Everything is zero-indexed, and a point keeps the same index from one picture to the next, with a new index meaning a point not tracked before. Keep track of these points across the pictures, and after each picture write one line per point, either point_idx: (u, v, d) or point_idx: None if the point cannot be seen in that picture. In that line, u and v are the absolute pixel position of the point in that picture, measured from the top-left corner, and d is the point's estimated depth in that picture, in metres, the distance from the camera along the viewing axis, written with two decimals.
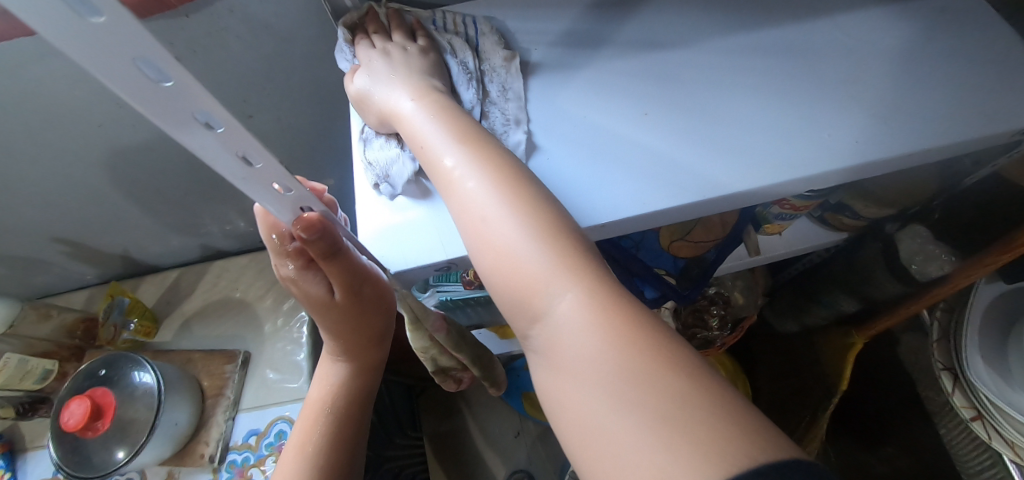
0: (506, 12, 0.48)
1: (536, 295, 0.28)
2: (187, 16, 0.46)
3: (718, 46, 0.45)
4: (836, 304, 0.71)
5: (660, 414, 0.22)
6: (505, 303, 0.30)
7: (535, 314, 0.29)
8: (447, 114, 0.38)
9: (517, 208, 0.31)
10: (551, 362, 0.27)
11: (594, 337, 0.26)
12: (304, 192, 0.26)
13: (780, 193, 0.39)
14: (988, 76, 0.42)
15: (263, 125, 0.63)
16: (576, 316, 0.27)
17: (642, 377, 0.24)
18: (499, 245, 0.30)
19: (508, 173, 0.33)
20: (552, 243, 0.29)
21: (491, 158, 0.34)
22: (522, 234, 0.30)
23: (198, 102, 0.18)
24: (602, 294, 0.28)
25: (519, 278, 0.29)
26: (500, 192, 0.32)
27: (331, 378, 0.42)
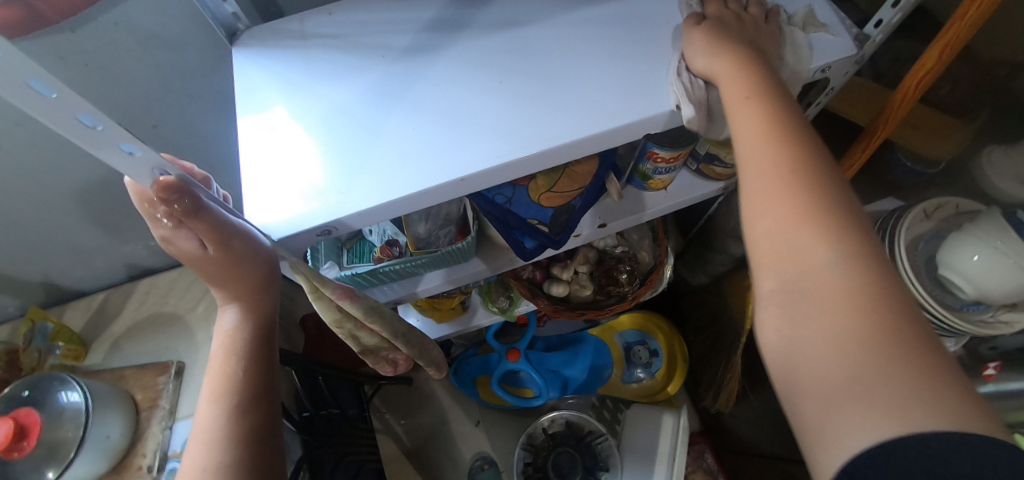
0: (379, 5, 0.53)
1: (803, 248, 0.30)
2: (74, 31, 0.49)
3: (571, 19, 0.51)
4: (727, 249, 0.78)
5: (894, 369, 0.25)
6: (767, 249, 0.32)
7: (797, 267, 0.31)
8: (748, 77, 0.40)
9: (804, 180, 0.32)
10: (797, 315, 0.29)
11: (853, 294, 0.28)
12: (154, 155, 0.29)
13: (621, 140, 0.46)
14: (790, 28, 0.50)
15: (172, 134, 0.66)
16: (839, 272, 0.29)
17: (869, 338, 0.26)
18: (782, 195, 0.33)
19: (782, 120, 0.36)
20: (787, 196, 0.32)
21: (791, 134, 0.35)
22: (789, 207, 0.32)
23: (27, 70, 0.21)
24: (869, 256, 0.29)
25: (793, 233, 0.31)
26: (788, 159, 0.34)
27: (224, 327, 0.43)
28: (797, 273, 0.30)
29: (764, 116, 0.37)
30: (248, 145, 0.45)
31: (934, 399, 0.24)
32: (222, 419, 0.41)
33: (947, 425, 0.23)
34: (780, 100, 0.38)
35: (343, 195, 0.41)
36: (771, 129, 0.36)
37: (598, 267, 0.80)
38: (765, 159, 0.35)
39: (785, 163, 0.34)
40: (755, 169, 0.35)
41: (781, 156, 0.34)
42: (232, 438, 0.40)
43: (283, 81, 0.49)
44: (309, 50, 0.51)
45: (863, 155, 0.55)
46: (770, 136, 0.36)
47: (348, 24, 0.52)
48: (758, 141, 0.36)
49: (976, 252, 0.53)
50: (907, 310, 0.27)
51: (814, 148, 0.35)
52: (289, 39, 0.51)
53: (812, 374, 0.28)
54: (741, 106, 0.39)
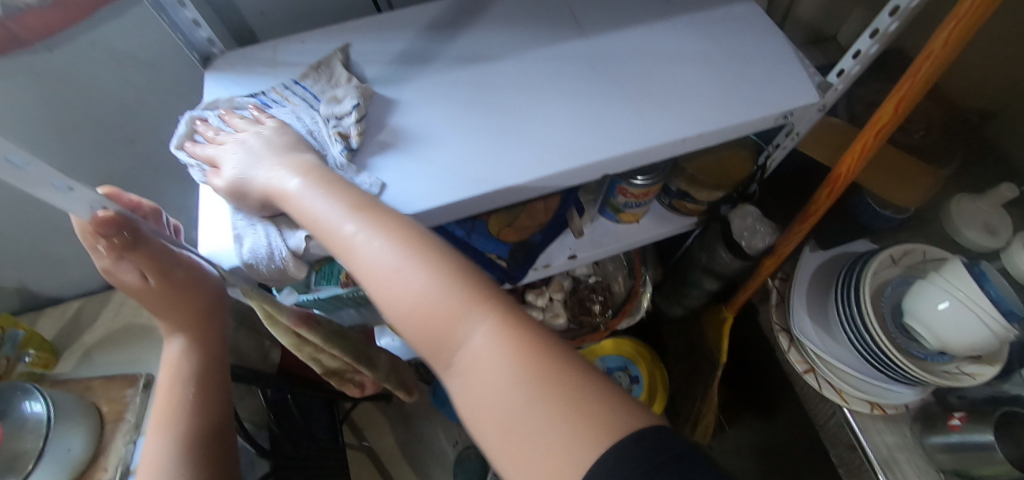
0: (350, 36, 0.54)
1: (444, 333, 0.31)
2: (49, 52, 0.50)
3: (536, 56, 0.51)
4: (701, 283, 0.78)
5: (567, 420, 0.26)
6: (418, 343, 0.31)
7: (448, 350, 0.31)
8: (327, 183, 0.39)
9: (429, 260, 0.33)
10: (470, 385, 0.29)
11: (502, 360, 0.29)
12: (90, 192, 0.29)
13: (578, 179, 0.46)
14: (754, 74, 0.51)
15: (149, 150, 0.66)
16: (489, 344, 0.30)
17: (543, 388, 0.28)
18: (398, 288, 0.32)
19: (370, 204, 0.36)
20: (421, 266, 0.32)
21: (386, 210, 0.36)
22: (422, 283, 0.32)
23: None
24: (505, 312, 0.31)
25: (432, 324, 0.31)
26: (399, 241, 0.34)
27: (172, 353, 0.40)
28: (453, 366, 0.30)
29: (356, 195, 0.37)
30: (207, 170, 0.45)
31: (609, 417, 0.26)
32: (172, 447, 0.38)
33: (618, 434, 0.26)
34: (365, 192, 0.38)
35: (296, 226, 0.41)
36: (380, 213, 0.36)
37: (572, 296, 0.79)
38: (375, 259, 0.33)
39: (402, 250, 0.33)
40: (366, 252, 0.34)
41: (386, 239, 0.34)
42: (181, 469, 0.37)
43: (249, 108, 0.49)
44: (277, 77, 0.51)
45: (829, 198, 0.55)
46: (365, 226, 0.35)
47: (318, 53, 0.53)
48: (352, 236, 0.35)
49: (941, 300, 0.53)
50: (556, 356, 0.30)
51: (412, 226, 0.35)
52: (260, 66, 0.52)
53: (497, 443, 0.28)
54: (331, 189, 0.38)
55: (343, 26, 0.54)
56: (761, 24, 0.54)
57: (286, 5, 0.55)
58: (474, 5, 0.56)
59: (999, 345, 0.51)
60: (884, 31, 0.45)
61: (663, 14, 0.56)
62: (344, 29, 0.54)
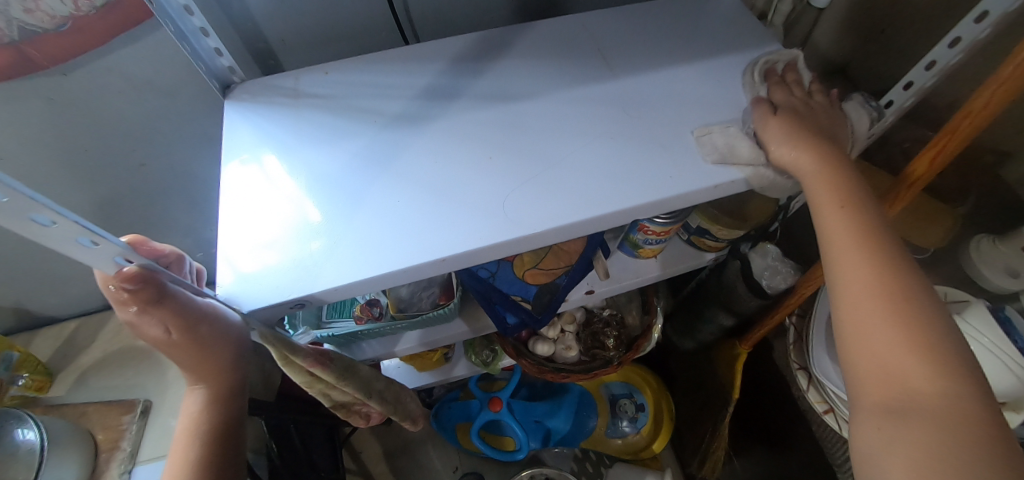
0: (376, 68, 0.53)
1: (903, 368, 0.32)
2: (64, 75, 0.49)
3: (563, 96, 0.51)
4: (716, 319, 0.77)
5: None
6: (860, 373, 0.34)
7: (884, 387, 0.33)
8: (834, 182, 0.41)
9: (906, 313, 0.34)
10: (883, 429, 0.31)
11: (939, 430, 0.29)
12: (117, 244, 0.28)
13: (607, 224, 0.45)
14: None
15: (158, 174, 0.65)
16: (933, 401, 0.30)
17: (971, 464, 0.27)
18: (875, 325, 0.34)
19: (876, 243, 0.37)
20: (885, 314, 0.34)
21: (891, 253, 0.37)
22: (889, 329, 0.34)
23: None
24: (964, 394, 0.30)
25: (891, 354, 0.33)
26: (868, 289, 0.36)
27: (190, 410, 0.37)
28: (895, 396, 0.32)
29: (857, 230, 0.38)
30: (229, 206, 0.45)
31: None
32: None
33: None
34: (875, 233, 0.38)
35: (318, 269, 0.40)
36: (876, 257, 0.37)
37: (585, 329, 0.79)
38: (857, 284, 0.36)
39: (877, 285, 0.35)
40: (852, 281, 0.37)
41: (875, 276, 0.36)
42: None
43: (271, 141, 0.48)
44: (300, 110, 0.50)
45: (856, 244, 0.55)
46: (858, 261, 0.37)
47: (340, 84, 0.52)
48: (858, 261, 0.37)
49: (965, 346, 0.53)
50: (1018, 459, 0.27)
51: (914, 282, 0.35)
52: (282, 96, 0.51)
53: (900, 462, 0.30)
54: (832, 213, 0.40)
55: (368, 57, 0.54)
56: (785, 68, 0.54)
57: (309, 34, 0.54)
58: (499, 40, 0.55)
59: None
60: (919, 82, 0.45)
61: (688, 53, 0.56)
62: (369, 61, 0.54)
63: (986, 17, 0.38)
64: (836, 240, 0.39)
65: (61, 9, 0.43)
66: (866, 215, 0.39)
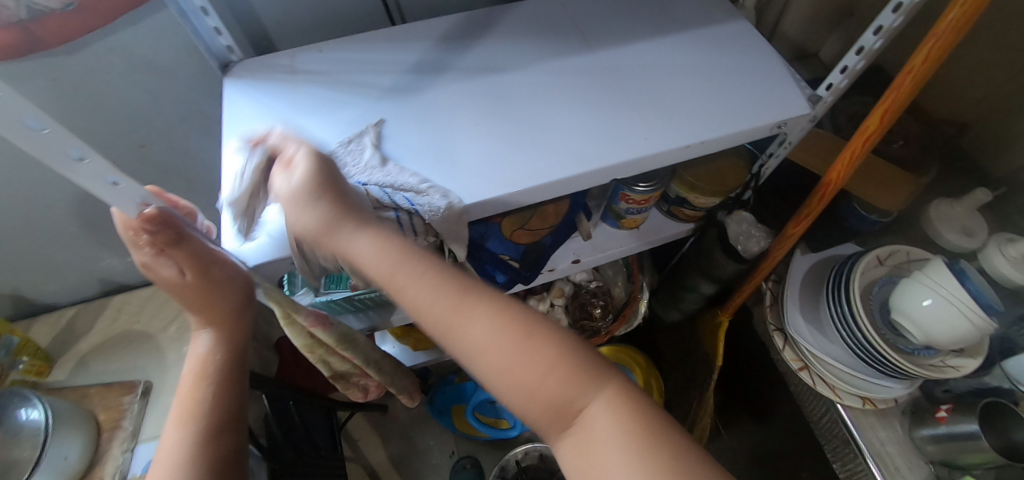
0: (368, 46, 0.56)
1: (558, 396, 0.33)
2: (69, 55, 0.51)
3: (545, 68, 0.54)
4: (698, 287, 0.81)
5: None
6: (535, 413, 0.33)
7: (565, 416, 0.33)
8: (413, 259, 0.37)
9: (539, 335, 0.34)
10: (583, 449, 0.32)
11: (618, 431, 0.31)
12: (135, 186, 0.31)
13: (588, 183, 0.49)
14: (747, 86, 0.55)
15: (157, 156, 0.67)
16: (603, 414, 0.32)
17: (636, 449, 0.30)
18: (524, 360, 0.33)
19: (469, 292, 0.36)
20: (536, 346, 0.34)
21: (486, 295, 0.36)
22: (542, 358, 0.33)
23: (20, 108, 0.23)
24: (620, 387, 0.34)
25: (544, 389, 0.33)
26: (511, 325, 0.34)
27: (198, 351, 0.40)
28: (570, 420, 0.33)
29: (449, 290, 0.36)
30: (230, 172, 0.47)
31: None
32: (194, 443, 0.37)
33: None
34: (457, 279, 0.37)
35: None
36: (467, 300, 0.36)
37: (574, 301, 0.81)
38: (484, 339, 0.34)
39: (508, 330, 0.34)
40: (475, 333, 0.34)
41: (501, 323, 0.35)
42: (201, 460, 0.36)
43: (270, 113, 0.51)
44: (296, 84, 0.53)
45: (821, 203, 0.58)
46: (467, 312, 0.35)
47: (334, 60, 0.55)
48: (465, 319, 0.35)
49: (925, 297, 0.56)
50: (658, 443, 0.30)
51: (524, 309, 0.36)
52: (279, 73, 0.54)
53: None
54: (400, 281, 0.37)
55: (360, 36, 0.57)
56: (753, 41, 0.59)
57: (303, 15, 0.57)
58: (485, 19, 0.59)
59: (979, 337, 0.55)
60: (869, 47, 0.49)
61: (662, 29, 0.60)
62: (361, 39, 0.57)
63: None
64: (430, 306, 0.36)
65: None
66: (442, 274, 0.37)
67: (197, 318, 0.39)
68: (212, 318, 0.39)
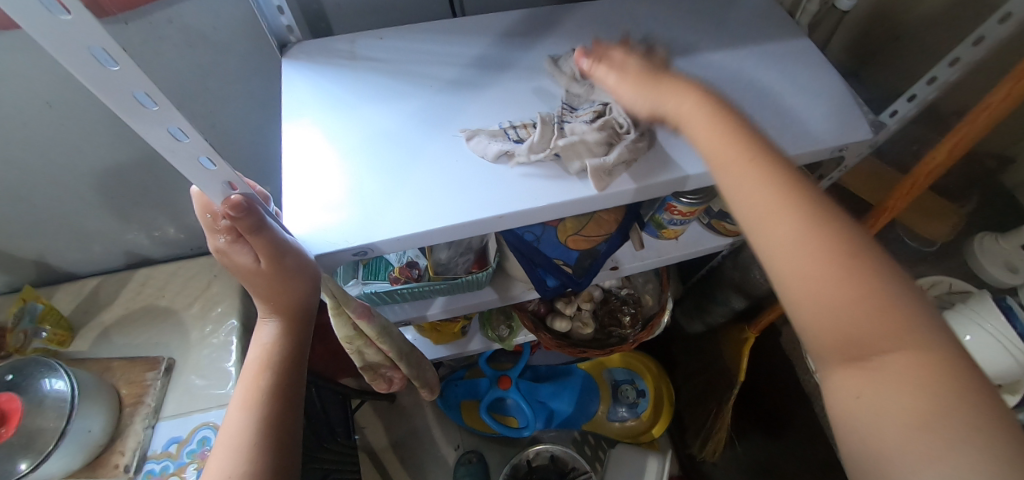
0: (428, 37, 0.55)
1: (864, 328, 0.29)
2: (127, 24, 0.50)
3: (609, 73, 0.54)
4: (728, 301, 0.81)
5: (953, 439, 0.25)
6: (823, 338, 0.31)
7: (865, 351, 0.30)
8: (758, 162, 0.36)
9: (850, 270, 0.30)
10: (863, 386, 0.29)
11: (918, 382, 0.27)
12: (227, 169, 0.30)
13: (650, 193, 0.48)
14: (810, 106, 0.54)
15: (199, 132, 0.65)
16: (910, 364, 0.28)
17: (939, 403, 0.26)
18: (829, 282, 0.31)
19: (802, 205, 0.33)
20: (852, 271, 0.30)
21: (813, 204, 0.33)
22: (853, 286, 0.30)
23: (137, 84, 0.22)
24: (940, 343, 0.28)
25: (840, 313, 0.30)
26: (824, 241, 0.32)
27: (263, 340, 0.40)
28: (867, 357, 0.29)
29: (784, 200, 0.33)
30: (291, 156, 0.46)
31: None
32: (255, 429, 0.38)
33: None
34: (805, 197, 0.34)
35: (381, 222, 0.42)
36: (815, 225, 0.32)
37: (603, 306, 0.82)
38: (792, 239, 0.32)
39: (819, 241, 0.32)
40: (786, 236, 0.33)
41: (810, 235, 0.32)
42: (257, 449, 0.37)
43: (329, 98, 0.50)
44: (356, 70, 0.52)
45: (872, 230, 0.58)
46: (788, 212, 0.33)
47: (394, 48, 0.54)
48: (777, 217, 0.33)
49: (967, 332, 0.56)
50: (977, 407, 0.26)
51: (845, 235, 0.32)
52: (339, 58, 0.53)
53: (888, 444, 0.27)
54: (736, 169, 0.36)
55: (421, 26, 0.56)
56: (816, 60, 0.58)
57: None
58: (547, 17, 0.58)
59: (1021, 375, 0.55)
60: (942, 78, 0.49)
61: (724, 41, 0.59)
62: (422, 29, 0.56)
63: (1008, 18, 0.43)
64: (757, 198, 0.35)
65: None
66: (779, 179, 0.35)
67: (265, 308, 0.39)
68: (280, 308, 0.38)
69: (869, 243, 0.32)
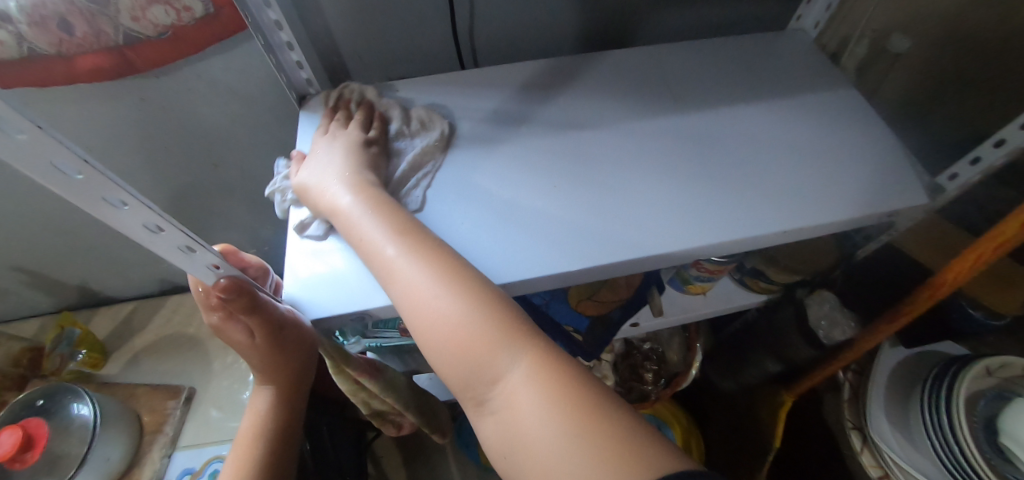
0: (444, 90, 0.54)
1: (485, 352, 0.32)
2: (157, 78, 0.52)
3: (635, 129, 0.50)
4: (763, 363, 0.75)
5: (564, 420, 0.29)
6: (454, 378, 0.33)
7: (489, 380, 0.32)
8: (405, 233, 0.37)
9: (449, 293, 0.34)
10: (506, 422, 0.31)
11: (535, 394, 0.30)
12: (209, 253, 0.29)
13: (672, 263, 0.44)
14: (860, 166, 0.49)
15: (227, 174, 0.67)
16: (526, 377, 0.31)
17: (565, 415, 0.29)
18: (465, 335, 0.32)
19: (455, 275, 0.35)
20: (468, 301, 0.33)
21: (468, 286, 0.34)
22: (454, 318, 0.33)
23: (105, 188, 0.22)
24: (547, 356, 0.32)
25: (474, 367, 0.32)
26: (452, 297, 0.34)
27: (257, 409, 0.38)
28: (490, 399, 0.32)
29: (437, 284, 0.34)
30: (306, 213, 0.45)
31: (657, 457, 0.27)
32: None
33: (617, 438, 0.28)
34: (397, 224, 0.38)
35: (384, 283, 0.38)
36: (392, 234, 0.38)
37: (623, 360, 0.78)
38: (471, 350, 0.32)
39: (539, 364, 0.31)
40: (412, 283, 0.35)
41: (450, 299, 0.33)
42: None
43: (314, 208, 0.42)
44: (371, 125, 0.52)
45: (926, 303, 0.51)
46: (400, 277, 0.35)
47: (411, 101, 0.54)
48: (409, 293, 0.34)
49: None
50: (580, 385, 0.30)
51: (584, 385, 0.30)
52: (355, 111, 0.53)
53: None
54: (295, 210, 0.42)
55: (440, 78, 0.55)
56: (865, 114, 0.52)
57: (386, 51, 0.56)
58: (567, 67, 0.56)
59: None
60: (1012, 140, 0.43)
61: (761, 93, 0.54)
62: (440, 82, 0.55)
63: None
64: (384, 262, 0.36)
65: (165, 18, 0.45)
66: (440, 256, 0.36)
67: (262, 377, 0.37)
68: (275, 378, 0.37)
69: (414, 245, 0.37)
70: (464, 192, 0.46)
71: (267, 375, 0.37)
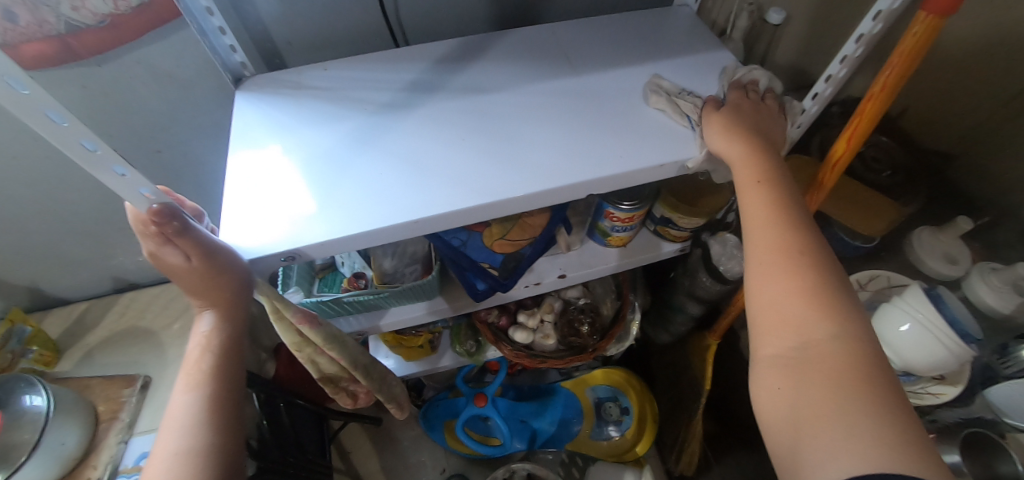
0: (369, 66, 0.60)
1: (800, 308, 0.34)
2: (99, 66, 0.56)
3: (535, 90, 0.58)
4: (685, 308, 0.82)
5: (843, 390, 0.29)
6: (763, 319, 0.35)
7: (786, 332, 0.33)
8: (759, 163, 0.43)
9: (795, 246, 0.36)
10: (783, 370, 0.32)
11: (835, 360, 0.31)
12: (142, 179, 0.34)
13: (566, 197, 0.50)
14: (726, 111, 0.57)
15: (173, 161, 0.72)
16: (833, 345, 0.32)
17: (848, 382, 0.29)
18: (777, 277, 0.35)
19: (803, 229, 0.37)
20: (818, 265, 0.35)
21: (810, 249, 0.36)
22: (788, 273, 0.35)
23: (46, 104, 0.27)
24: (860, 338, 0.32)
25: (785, 303, 0.34)
26: (780, 238, 0.37)
27: (201, 330, 0.43)
28: (785, 342, 0.33)
29: (788, 238, 0.37)
30: (234, 180, 0.50)
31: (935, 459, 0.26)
32: (202, 409, 0.41)
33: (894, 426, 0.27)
34: (786, 192, 0.41)
35: (311, 232, 0.45)
36: (774, 207, 0.39)
37: (561, 317, 0.83)
38: (776, 289, 0.35)
39: (843, 341, 0.31)
40: (760, 239, 0.38)
41: (786, 238, 0.37)
42: (209, 422, 0.40)
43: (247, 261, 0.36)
44: (301, 99, 0.57)
45: (797, 226, 0.59)
46: (769, 221, 0.38)
47: (338, 78, 0.59)
48: (764, 222, 0.39)
49: (903, 322, 0.56)
50: (886, 381, 0.30)
51: (881, 369, 0.30)
52: (286, 88, 0.59)
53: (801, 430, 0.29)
54: (751, 193, 0.41)
55: (364, 56, 0.62)
56: (733, 69, 0.61)
57: (315, 35, 0.62)
58: (479, 44, 0.63)
59: (957, 365, 0.55)
60: (836, 76, 0.51)
61: (646, 57, 0.63)
62: (365, 60, 0.61)
63: (878, 15, 0.45)
64: (755, 206, 0.40)
65: (103, 7, 0.50)
66: (794, 217, 0.38)
67: (198, 299, 0.41)
68: (212, 298, 0.41)
69: (826, 242, 0.37)
70: (385, 149, 0.52)
71: (206, 295, 0.41)
